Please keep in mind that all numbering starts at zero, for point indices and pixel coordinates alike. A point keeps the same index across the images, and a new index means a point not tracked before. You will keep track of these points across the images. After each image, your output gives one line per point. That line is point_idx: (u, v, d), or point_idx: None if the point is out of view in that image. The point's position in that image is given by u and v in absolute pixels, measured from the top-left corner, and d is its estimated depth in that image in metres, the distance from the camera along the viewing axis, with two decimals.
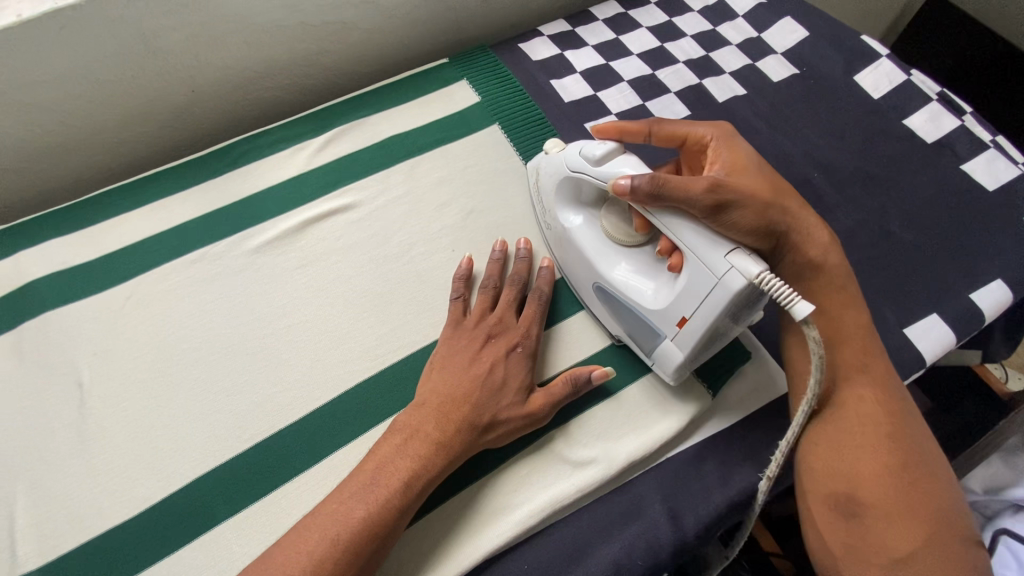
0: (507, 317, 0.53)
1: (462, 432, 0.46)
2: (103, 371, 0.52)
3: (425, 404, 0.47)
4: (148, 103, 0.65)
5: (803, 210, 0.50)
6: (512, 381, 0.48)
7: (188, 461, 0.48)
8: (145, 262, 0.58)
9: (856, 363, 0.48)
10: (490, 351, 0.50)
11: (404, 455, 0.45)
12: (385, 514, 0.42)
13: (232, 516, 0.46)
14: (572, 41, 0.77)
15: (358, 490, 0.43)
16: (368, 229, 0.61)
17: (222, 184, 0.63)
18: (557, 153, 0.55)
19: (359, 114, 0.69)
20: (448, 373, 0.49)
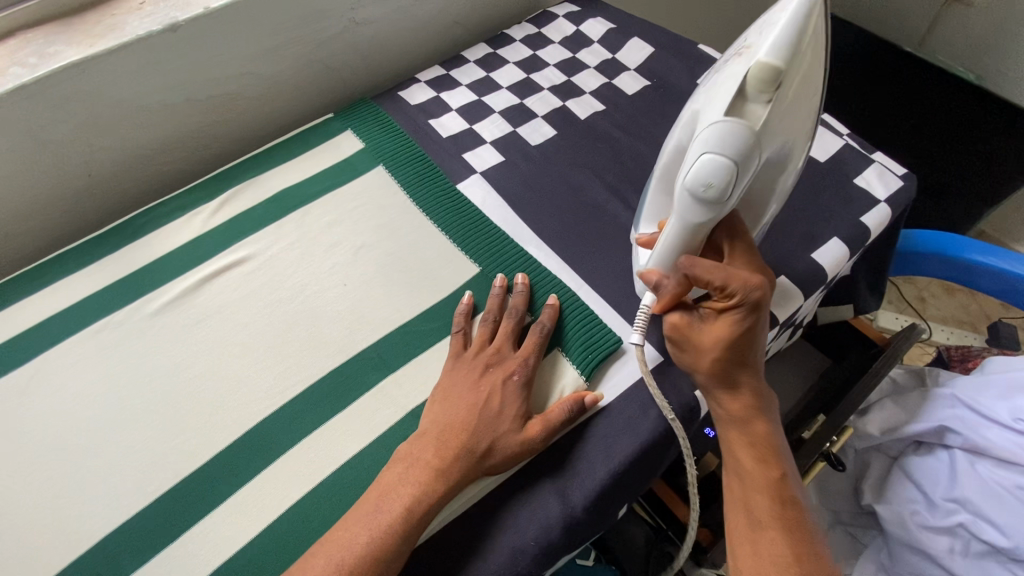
0: (508, 349, 0.56)
1: (463, 456, 0.49)
2: (8, 448, 0.54)
3: (427, 433, 0.51)
4: (47, 192, 0.69)
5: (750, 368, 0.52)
6: (511, 411, 0.51)
7: (95, 522, 0.50)
8: (48, 338, 0.61)
9: (776, 498, 0.48)
10: (490, 380, 0.53)
11: (407, 483, 0.47)
12: (389, 540, 0.45)
13: (143, 565, 0.48)
14: (447, 83, 0.84)
15: (363, 517, 0.46)
16: (265, 277, 0.65)
17: (122, 257, 0.67)
18: (732, 129, 0.47)
19: (251, 175, 0.73)
20: (453, 399, 0.52)
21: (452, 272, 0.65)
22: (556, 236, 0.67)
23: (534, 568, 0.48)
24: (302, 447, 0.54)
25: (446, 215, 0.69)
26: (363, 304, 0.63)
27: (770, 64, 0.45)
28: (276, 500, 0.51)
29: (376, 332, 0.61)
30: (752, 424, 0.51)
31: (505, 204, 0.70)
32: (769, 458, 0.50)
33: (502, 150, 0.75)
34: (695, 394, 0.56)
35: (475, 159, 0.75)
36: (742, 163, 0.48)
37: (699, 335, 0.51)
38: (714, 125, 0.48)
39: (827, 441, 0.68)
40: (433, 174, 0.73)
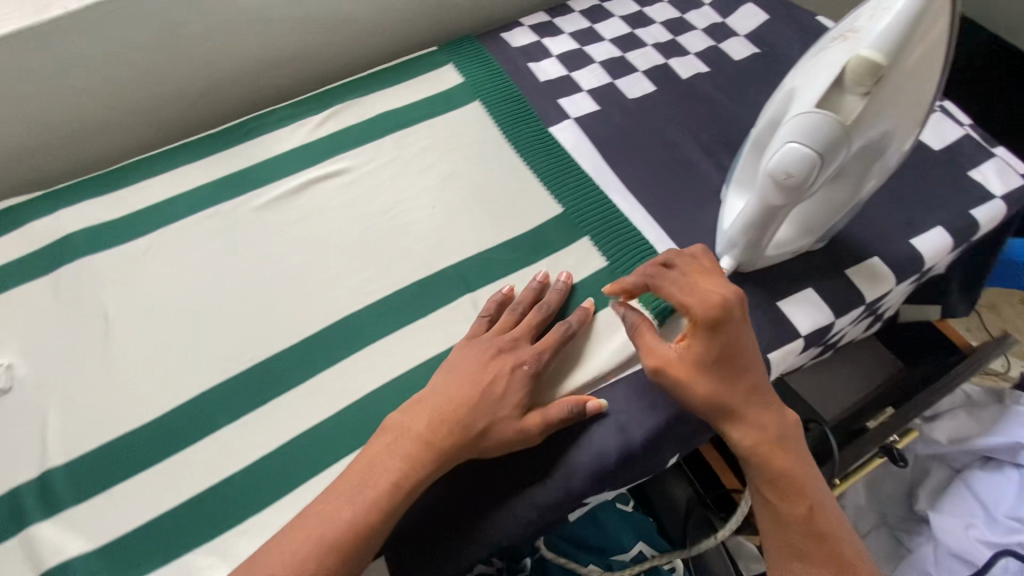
0: (526, 334, 0.54)
1: (459, 440, 0.47)
2: (125, 305, 0.60)
3: (422, 408, 0.49)
4: (174, 88, 0.74)
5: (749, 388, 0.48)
6: (514, 402, 0.49)
7: (194, 379, 0.55)
8: (164, 218, 0.66)
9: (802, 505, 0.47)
10: (501, 365, 0.51)
11: (398, 460, 0.46)
12: (376, 511, 0.44)
13: (232, 422, 0.53)
14: (550, 29, 0.84)
15: (346, 493, 0.45)
16: (360, 190, 0.68)
17: (233, 154, 0.72)
18: (817, 121, 0.42)
19: (355, 95, 0.77)
20: (459, 380, 0.50)
21: (535, 209, 0.66)
22: (643, 188, 0.67)
23: (586, 489, 0.50)
24: (381, 347, 0.57)
25: (537, 155, 0.70)
26: (448, 227, 0.65)
27: (869, 61, 0.39)
28: (352, 388, 0.55)
29: (457, 254, 0.63)
30: (777, 455, 0.48)
31: (596, 152, 0.70)
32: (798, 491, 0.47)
33: (599, 99, 0.75)
34: (767, 357, 0.55)
35: (570, 105, 0.75)
36: (830, 153, 0.42)
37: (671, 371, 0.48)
38: (797, 116, 0.43)
39: (890, 434, 0.68)
40: (527, 114, 0.74)
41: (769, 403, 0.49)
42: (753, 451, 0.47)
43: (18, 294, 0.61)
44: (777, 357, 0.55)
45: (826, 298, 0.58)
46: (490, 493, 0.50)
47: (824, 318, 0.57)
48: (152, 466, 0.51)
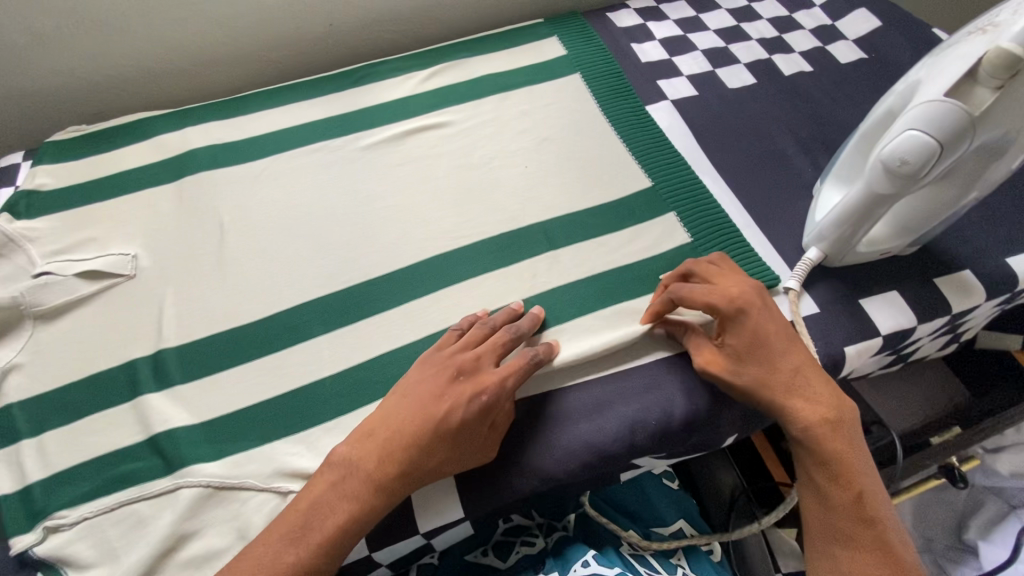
0: (490, 357, 0.50)
1: (406, 474, 0.46)
2: (239, 218, 0.66)
3: (371, 437, 0.47)
4: (298, 30, 0.80)
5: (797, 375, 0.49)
6: (463, 436, 0.47)
7: (295, 290, 0.60)
8: (279, 146, 0.72)
9: (854, 488, 0.47)
10: (456, 392, 0.47)
11: (349, 493, 0.45)
12: (334, 547, 0.44)
13: (325, 333, 0.57)
14: (655, 15, 0.86)
15: (289, 533, 0.44)
16: (459, 142, 0.72)
17: (345, 97, 0.76)
18: (943, 108, 0.42)
19: (462, 55, 0.80)
20: (410, 407, 0.47)
21: (624, 180, 0.68)
22: (733, 175, 0.68)
23: (648, 445, 0.52)
24: (466, 286, 0.60)
25: (631, 130, 0.72)
26: (539, 187, 0.68)
27: (1010, 52, 0.40)
28: (436, 320, 0.58)
29: (545, 212, 0.66)
30: (829, 439, 0.48)
31: (690, 135, 0.72)
32: (847, 474, 0.48)
33: (697, 86, 0.77)
34: (844, 350, 0.55)
35: (669, 88, 0.77)
36: (953, 142, 0.43)
37: (723, 367, 0.50)
38: (924, 103, 0.43)
39: (951, 453, 0.70)
40: (626, 92, 0.76)
41: (811, 388, 0.49)
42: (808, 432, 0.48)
43: (146, 195, 0.68)
44: (853, 351, 0.56)
45: (911, 302, 0.58)
46: (553, 434, 0.51)
47: (907, 321, 0.57)
48: (253, 361, 0.56)
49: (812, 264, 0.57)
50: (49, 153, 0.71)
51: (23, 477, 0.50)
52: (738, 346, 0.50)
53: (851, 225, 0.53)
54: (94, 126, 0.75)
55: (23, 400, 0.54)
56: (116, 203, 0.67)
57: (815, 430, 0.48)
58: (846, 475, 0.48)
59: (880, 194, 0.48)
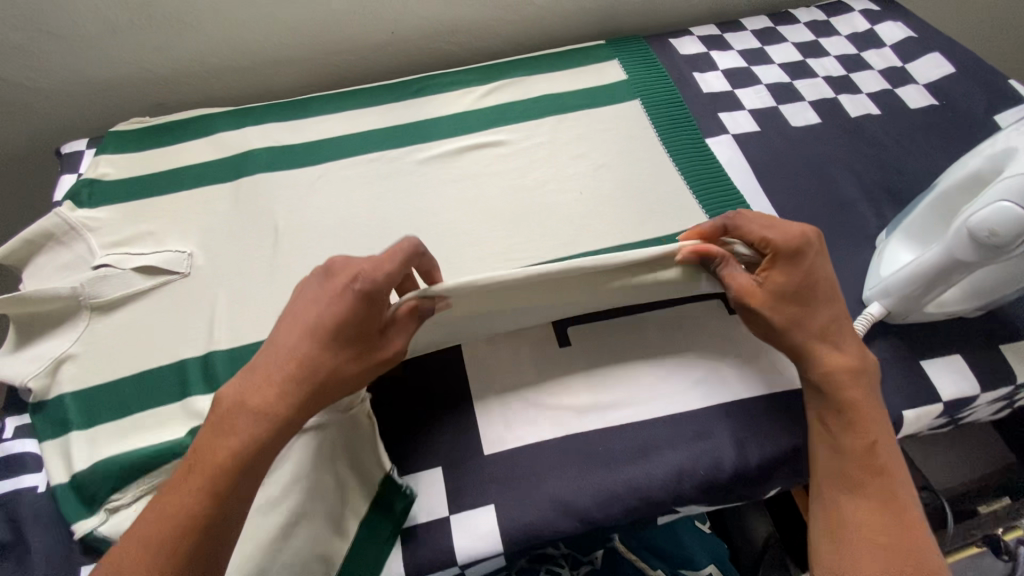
0: (356, 259, 0.48)
1: (290, 389, 0.44)
2: (293, 223, 0.66)
3: (258, 360, 0.45)
4: (360, 36, 0.80)
5: (832, 321, 0.50)
6: (343, 335, 0.45)
7: None
8: (335, 153, 0.72)
9: (869, 438, 0.47)
10: (327, 297, 0.46)
11: (241, 419, 0.43)
12: (231, 484, 0.41)
13: None
14: (719, 44, 0.84)
15: (187, 481, 0.41)
16: (515, 163, 0.71)
17: (403, 108, 0.77)
18: None
19: (521, 73, 0.80)
20: (289, 323, 0.46)
21: (681, 214, 0.67)
22: (793, 217, 0.67)
23: (694, 496, 0.51)
24: None
25: (690, 163, 0.71)
26: (593, 215, 0.67)
27: None
28: (483, 344, 0.58)
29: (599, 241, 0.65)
30: (850, 387, 0.49)
31: (750, 172, 0.71)
32: (866, 420, 0.48)
33: (759, 121, 0.75)
34: (902, 413, 0.54)
35: (730, 121, 0.75)
36: None
37: (764, 297, 0.50)
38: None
39: (999, 525, 0.69)
40: (686, 122, 0.75)
41: (843, 338, 0.50)
42: (831, 376, 0.49)
43: (204, 193, 0.68)
44: (911, 415, 0.54)
45: (975, 369, 0.56)
46: (599, 475, 0.50)
47: (970, 388, 0.55)
48: None
49: (874, 320, 0.56)
50: (113, 144, 0.72)
51: (73, 465, 0.51)
52: (779, 280, 0.50)
53: (924, 288, 0.51)
54: (156, 119, 0.76)
55: (76, 390, 0.55)
56: (173, 199, 0.68)
57: (838, 375, 0.49)
58: (865, 422, 0.48)
59: (961, 259, 0.46)
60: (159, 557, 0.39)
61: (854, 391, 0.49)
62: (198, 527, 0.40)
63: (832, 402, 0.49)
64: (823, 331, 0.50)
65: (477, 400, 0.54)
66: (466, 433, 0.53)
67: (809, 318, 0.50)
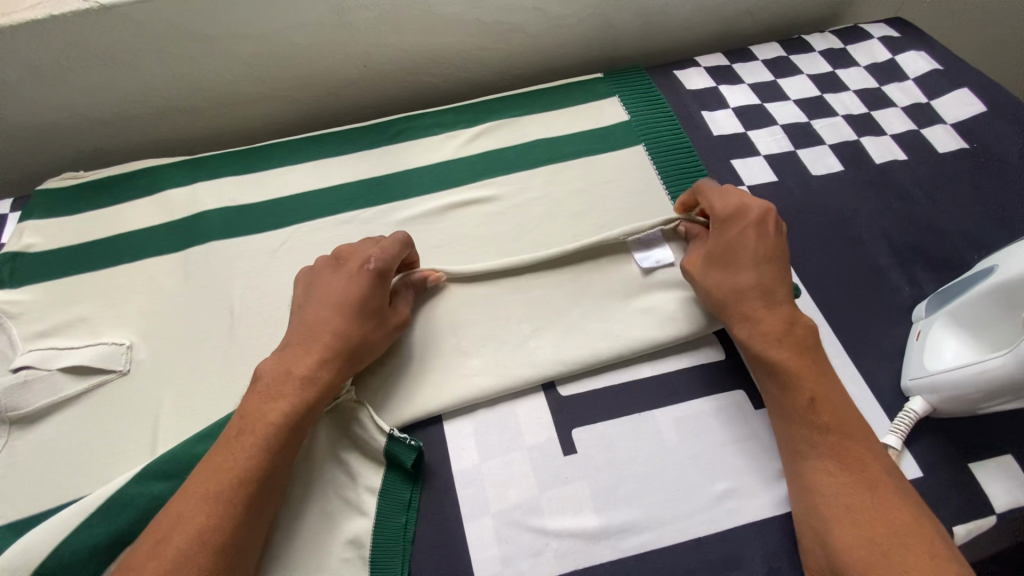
0: (361, 244, 0.53)
1: (327, 358, 0.48)
2: (251, 304, 0.57)
3: (290, 343, 0.49)
4: (327, 72, 0.70)
5: (755, 277, 0.52)
6: (368, 303, 0.50)
7: None
8: (300, 212, 0.63)
9: (808, 396, 0.47)
10: (345, 277, 0.51)
11: (281, 386, 0.46)
12: (278, 445, 0.44)
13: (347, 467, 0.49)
14: (728, 76, 0.76)
15: (214, 464, 0.43)
16: (507, 223, 0.63)
17: (377, 156, 0.68)
18: None
19: (510, 114, 0.71)
20: (313, 305, 0.50)
21: None
22: (820, 285, 0.59)
23: None
24: (511, 410, 0.52)
25: None
26: (595, 285, 0.58)
27: None
28: (474, 451, 0.50)
29: (603, 319, 0.56)
30: (780, 346, 0.49)
31: None
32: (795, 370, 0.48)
33: (776, 169, 0.68)
34: (952, 529, 0.47)
35: (744, 169, 0.68)
36: None
37: (705, 262, 0.54)
38: None
39: None
40: (696, 171, 0.67)
41: (765, 300, 0.51)
42: (753, 342, 0.50)
43: (147, 267, 0.59)
44: (964, 530, 0.47)
45: None
46: None
47: None
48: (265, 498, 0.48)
49: (916, 417, 0.50)
50: (39, 206, 0.62)
51: None
52: (712, 246, 0.54)
53: (985, 394, 0.47)
54: (92, 172, 0.66)
55: None
56: (111, 274, 0.58)
57: (765, 339, 0.50)
58: (807, 379, 0.48)
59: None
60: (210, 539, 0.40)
61: (783, 353, 0.49)
62: (246, 491, 0.42)
63: (765, 368, 0.49)
64: (748, 294, 0.51)
65: (468, 523, 0.47)
66: (457, 569, 0.46)
67: (737, 286, 0.52)
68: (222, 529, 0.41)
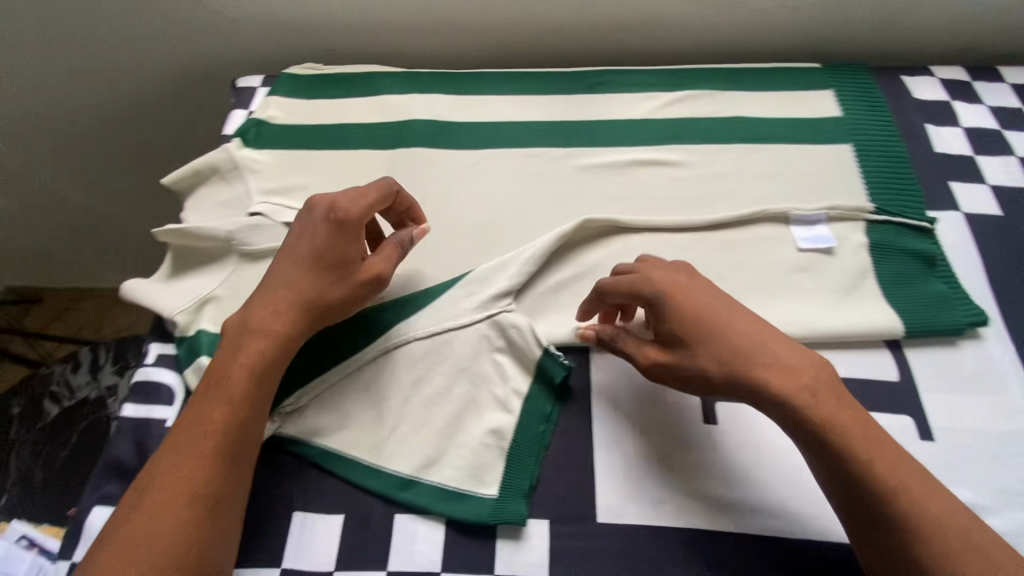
0: (356, 197, 0.53)
1: (302, 304, 0.50)
2: (441, 209, 0.62)
3: (263, 294, 0.51)
4: (545, 15, 0.74)
5: (729, 360, 0.45)
6: (348, 254, 0.53)
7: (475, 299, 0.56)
8: (497, 138, 0.67)
9: (850, 475, 0.41)
10: (312, 228, 0.53)
11: (275, 306, 0.50)
12: (271, 358, 0.49)
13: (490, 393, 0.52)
14: (966, 93, 0.69)
15: (163, 476, 0.44)
16: (692, 190, 0.62)
17: (575, 101, 0.70)
18: None
19: (713, 87, 0.70)
20: (314, 250, 0.52)
21: (880, 295, 0.55)
22: None
23: None
24: None
25: (899, 233, 0.59)
26: (770, 271, 0.57)
27: None
28: (615, 391, 0.52)
29: (771, 307, 0.55)
30: (797, 422, 0.43)
31: (978, 269, 0.57)
32: (829, 418, 0.42)
33: (1002, 203, 0.61)
34: None
35: (963, 195, 0.61)
36: None
37: (673, 364, 0.46)
38: None
39: None
40: (906, 183, 0.62)
41: (762, 372, 0.44)
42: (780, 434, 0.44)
43: (360, 157, 0.66)
44: None
45: None
46: None
47: None
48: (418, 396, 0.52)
49: None
50: (284, 86, 0.72)
51: None
52: (670, 352, 0.47)
53: None
54: (328, 67, 0.75)
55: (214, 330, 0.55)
56: (331, 155, 0.67)
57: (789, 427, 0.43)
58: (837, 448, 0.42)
59: None
60: (172, 534, 0.41)
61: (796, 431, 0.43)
62: (248, 392, 0.47)
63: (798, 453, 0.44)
64: (751, 376, 0.44)
65: (598, 453, 0.49)
66: (580, 491, 0.48)
67: (729, 373, 0.44)
68: (176, 530, 0.41)
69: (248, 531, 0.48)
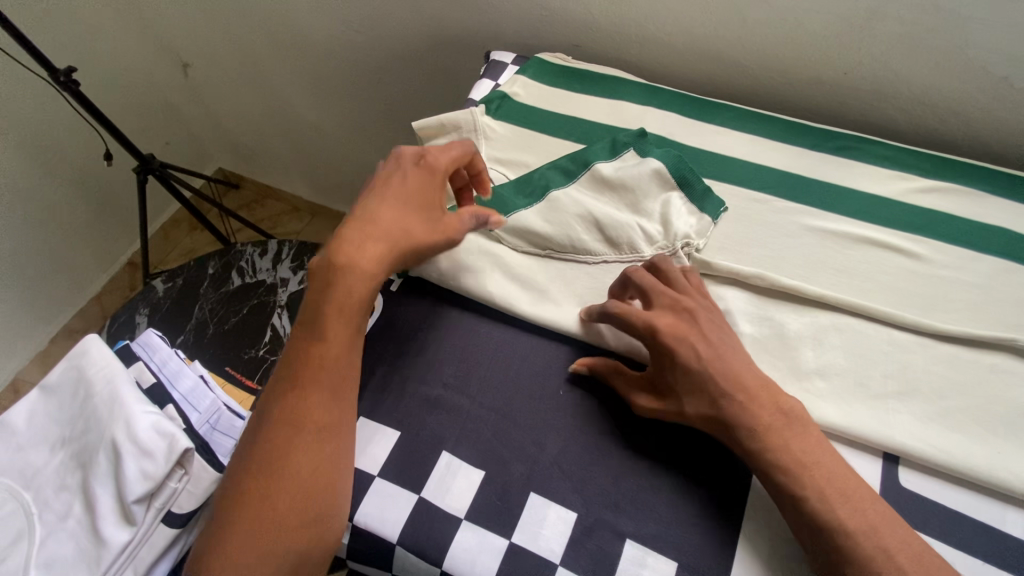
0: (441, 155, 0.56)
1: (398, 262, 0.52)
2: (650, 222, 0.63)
3: (366, 251, 0.50)
4: (805, 64, 0.72)
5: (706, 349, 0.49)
6: (436, 203, 0.54)
7: None
8: (722, 171, 0.66)
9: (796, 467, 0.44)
10: (401, 202, 0.53)
11: (365, 252, 0.50)
12: (354, 307, 0.50)
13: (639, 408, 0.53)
14: None
15: (275, 409, 0.49)
16: (924, 289, 0.57)
17: (811, 158, 0.67)
18: None
19: (976, 186, 0.64)
20: (403, 195, 0.53)
21: None
22: None
23: None
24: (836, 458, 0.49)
25: None
26: (999, 405, 0.50)
27: None
28: None
29: (991, 444, 0.48)
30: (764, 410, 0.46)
31: None
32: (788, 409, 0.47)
33: None
34: None
35: None
36: None
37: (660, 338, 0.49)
38: None
39: None
40: None
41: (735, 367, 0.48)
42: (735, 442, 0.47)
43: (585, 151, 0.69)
44: None
45: None
46: None
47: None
48: (576, 392, 0.54)
49: None
50: (532, 69, 0.78)
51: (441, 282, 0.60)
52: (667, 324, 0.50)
53: None
54: (574, 61, 0.79)
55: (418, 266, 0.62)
56: (558, 142, 0.70)
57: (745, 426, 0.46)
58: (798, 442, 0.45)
59: None
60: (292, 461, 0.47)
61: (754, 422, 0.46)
62: (340, 339, 0.50)
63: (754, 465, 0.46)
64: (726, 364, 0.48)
65: (747, 518, 0.47)
66: (718, 548, 0.46)
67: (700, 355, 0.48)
68: (294, 456, 0.47)
69: (402, 451, 0.52)
